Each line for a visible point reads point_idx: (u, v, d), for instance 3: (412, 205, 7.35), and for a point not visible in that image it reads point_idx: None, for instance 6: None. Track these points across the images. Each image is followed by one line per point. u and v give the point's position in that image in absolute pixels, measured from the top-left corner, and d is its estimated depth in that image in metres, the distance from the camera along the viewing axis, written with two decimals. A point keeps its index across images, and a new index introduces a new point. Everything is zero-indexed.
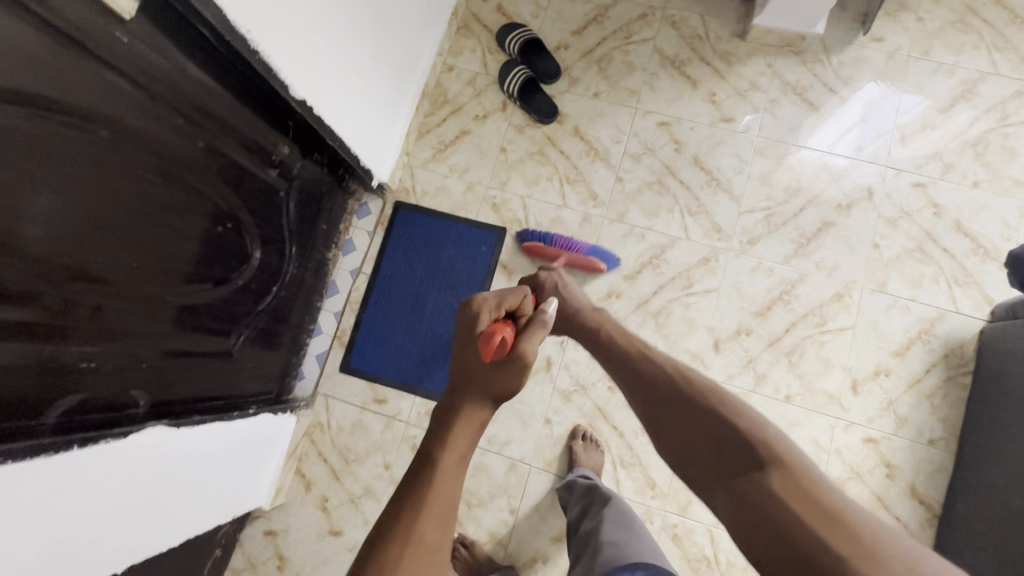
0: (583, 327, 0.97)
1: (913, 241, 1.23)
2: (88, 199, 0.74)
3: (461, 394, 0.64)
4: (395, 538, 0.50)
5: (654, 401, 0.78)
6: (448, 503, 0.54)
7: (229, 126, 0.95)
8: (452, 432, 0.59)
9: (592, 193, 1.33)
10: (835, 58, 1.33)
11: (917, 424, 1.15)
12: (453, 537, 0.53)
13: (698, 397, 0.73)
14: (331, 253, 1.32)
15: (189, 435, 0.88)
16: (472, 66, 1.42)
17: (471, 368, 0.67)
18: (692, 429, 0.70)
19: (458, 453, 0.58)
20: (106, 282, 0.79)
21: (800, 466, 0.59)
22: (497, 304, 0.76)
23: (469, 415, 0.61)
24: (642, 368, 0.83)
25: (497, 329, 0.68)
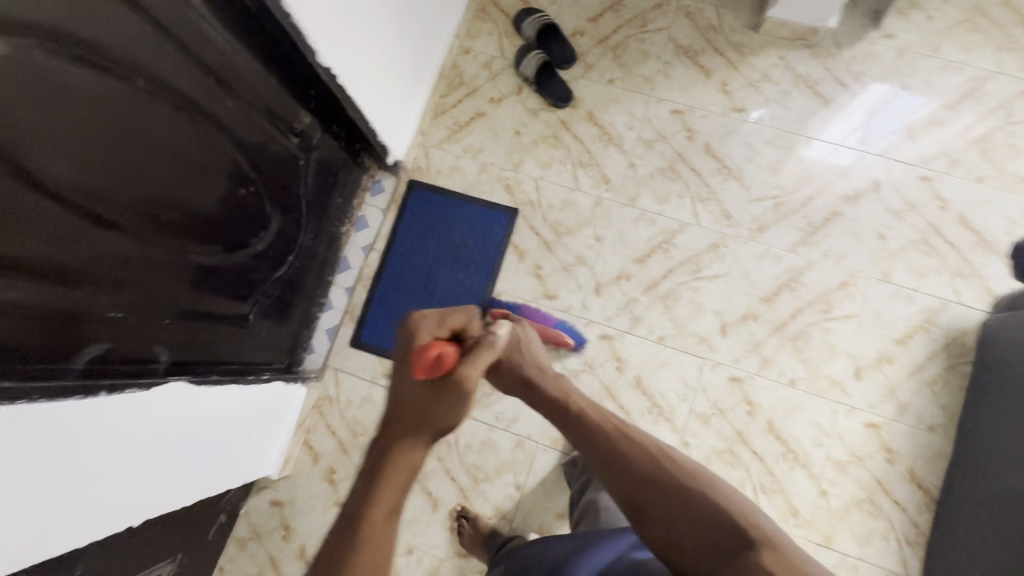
0: (543, 394, 0.84)
1: (918, 232, 1.25)
2: (117, 152, 0.76)
3: (391, 432, 0.58)
4: None
5: (633, 481, 0.68)
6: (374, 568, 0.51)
7: (254, 93, 0.96)
8: (376, 488, 0.55)
9: (604, 177, 1.34)
10: (846, 52, 1.35)
11: (918, 411, 1.18)
12: None
13: (683, 478, 0.67)
14: (344, 228, 1.33)
15: (206, 395, 0.90)
16: (488, 49, 1.44)
17: (404, 400, 0.61)
18: (679, 513, 0.64)
19: (386, 508, 0.54)
20: (133, 234, 0.80)
21: (788, 546, 0.59)
22: (438, 320, 0.71)
23: (400, 457, 0.57)
24: (613, 444, 0.73)
25: (434, 347, 0.64)
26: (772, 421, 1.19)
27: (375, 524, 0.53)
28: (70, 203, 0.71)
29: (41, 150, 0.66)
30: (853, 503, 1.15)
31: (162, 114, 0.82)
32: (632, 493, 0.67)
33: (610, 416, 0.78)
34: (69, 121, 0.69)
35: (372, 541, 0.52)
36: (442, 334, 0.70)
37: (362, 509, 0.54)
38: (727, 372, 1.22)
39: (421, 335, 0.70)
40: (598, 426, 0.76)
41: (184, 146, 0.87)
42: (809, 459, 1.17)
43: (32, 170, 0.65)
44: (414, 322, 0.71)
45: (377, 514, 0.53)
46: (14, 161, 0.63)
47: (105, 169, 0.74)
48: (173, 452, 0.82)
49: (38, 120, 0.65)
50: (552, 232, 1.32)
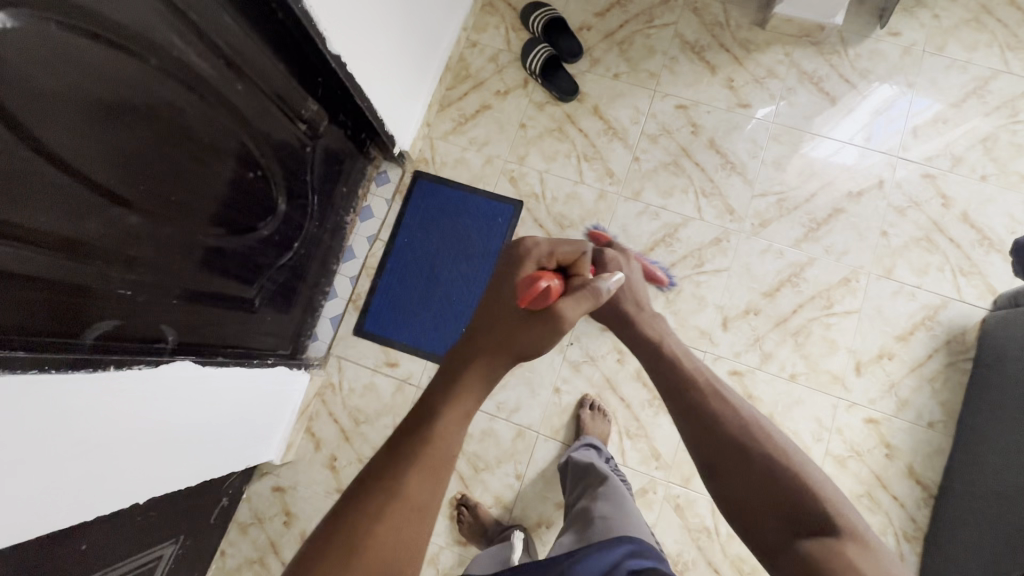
0: (643, 342, 0.87)
1: (921, 230, 1.26)
2: (127, 128, 0.77)
3: (474, 345, 0.60)
4: (384, 486, 0.50)
5: (714, 437, 0.70)
6: (446, 456, 0.53)
7: (264, 79, 0.98)
8: (458, 386, 0.57)
9: (608, 171, 1.35)
10: (851, 50, 1.36)
11: (918, 407, 1.18)
12: (445, 493, 0.51)
13: (769, 449, 0.66)
14: (349, 217, 1.34)
15: (212, 376, 0.91)
16: (495, 43, 1.45)
17: (500, 316, 0.63)
18: (758, 480, 0.65)
19: (463, 407, 0.55)
20: (141, 211, 0.81)
21: (875, 543, 0.58)
22: (549, 253, 0.68)
23: (480, 366, 0.58)
24: (705, 400, 0.74)
25: (543, 277, 0.63)
26: (772, 414, 1.20)
27: (446, 422, 0.54)
28: (81, 176, 0.72)
29: (54, 126, 0.67)
30: (852, 498, 1.15)
31: (175, 92, 0.83)
32: (711, 448, 0.69)
33: (705, 373, 0.79)
34: (84, 93, 0.70)
35: (440, 437, 0.53)
36: (549, 266, 0.69)
37: (437, 409, 0.55)
38: (728, 366, 1.23)
39: (529, 260, 0.67)
40: (690, 379, 0.77)
41: (195, 127, 0.88)
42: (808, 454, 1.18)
43: (46, 143, 0.66)
44: (525, 247, 0.69)
45: (449, 414, 0.54)
46: (26, 133, 0.64)
47: (116, 145, 0.75)
48: (177, 429, 0.83)
49: (54, 93, 0.66)
50: (556, 225, 1.33)
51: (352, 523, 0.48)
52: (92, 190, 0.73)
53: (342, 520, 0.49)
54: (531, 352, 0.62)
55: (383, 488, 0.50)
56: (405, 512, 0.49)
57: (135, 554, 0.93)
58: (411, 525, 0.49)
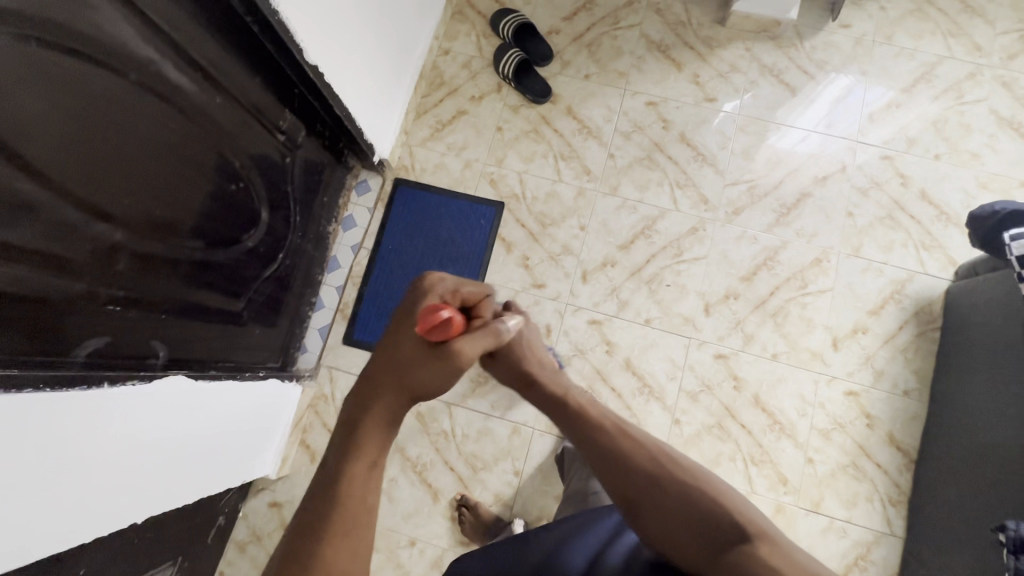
0: (542, 394, 0.82)
1: (883, 209, 1.32)
2: (111, 147, 0.77)
3: (373, 390, 0.59)
4: (296, 562, 0.48)
5: (627, 477, 0.69)
6: (357, 517, 0.52)
7: (243, 92, 0.98)
8: (357, 439, 0.56)
9: (585, 168, 1.39)
10: (807, 43, 1.43)
11: (893, 376, 1.24)
12: (365, 553, 0.51)
13: (679, 474, 0.68)
14: (331, 227, 1.35)
15: (206, 389, 0.92)
16: (467, 50, 1.48)
17: (396, 354, 0.62)
18: (673, 509, 0.65)
19: (368, 459, 0.55)
20: (126, 228, 0.81)
21: (784, 542, 0.60)
22: (453, 290, 0.68)
23: (381, 415, 0.58)
24: (615, 440, 0.73)
25: (447, 309, 0.62)
26: (758, 394, 1.24)
27: (352, 484, 0.53)
28: (65, 193, 0.71)
29: (38, 142, 0.67)
30: (838, 469, 1.20)
31: (156, 109, 0.83)
32: (627, 490, 0.68)
33: (607, 410, 0.77)
34: (64, 112, 0.70)
35: (349, 501, 0.52)
36: (453, 301, 0.69)
37: (341, 469, 0.54)
38: (713, 350, 1.27)
39: (430, 296, 0.67)
40: (593, 418, 0.76)
41: (177, 142, 0.88)
42: (795, 429, 1.22)
43: (28, 157, 0.66)
44: (430, 281, 0.69)
45: (353, 474, 0.54)
46: (8, 149, 0.63)
47: (98, 164, 0.75)
48: (173, 447, 0.83)
49: (34, 108, 0.66)
50: (538, 224, 1.36)
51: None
52: (76, 206, 0.73)
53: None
54: (429, 392, 0.61)
55: (298, 566, 0.48)
56: None
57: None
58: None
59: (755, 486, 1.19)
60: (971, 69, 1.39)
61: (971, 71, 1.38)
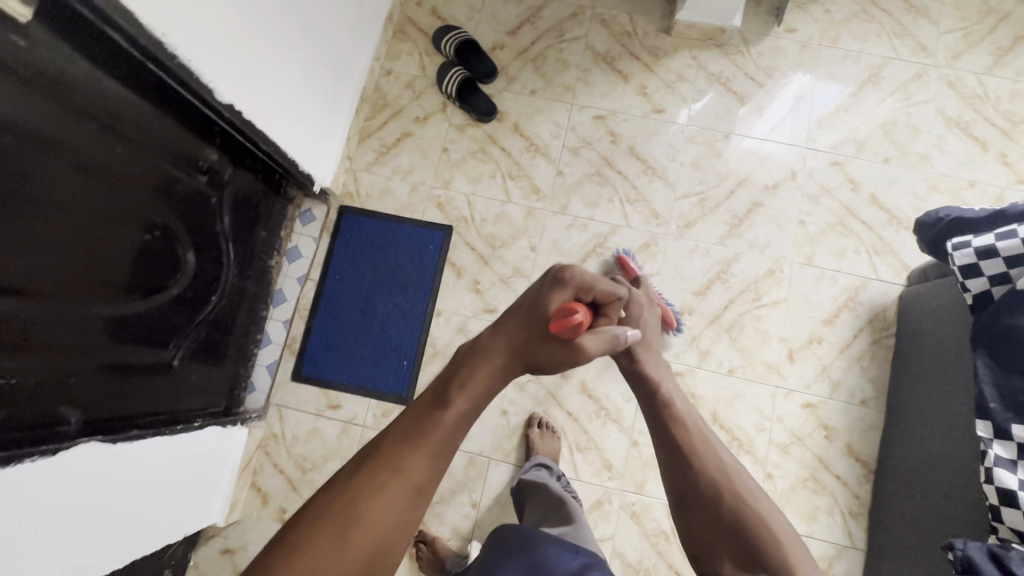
0: (640, 378, 0.89)
1: (834, 216, 1.31)
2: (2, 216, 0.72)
3: (496, 339, 0.65)
4: (385, 464, 0.54)
5: (695, 480, 0.74)
6: (443, 443, 0.57)
7: (151, 136, 0.93)
8: (469, 377, 0.61)
9: (534, 187, 1.36)
10: (753, 49, 1.41)
11: (850, 386, 1.23)
12: (441, 476, 0.56)
13: (743, 497, 0.70)
14: (274, 260, 1.31)
15: (127, 451, 0.86)
16: (410, 69, 1.44)
17: (534, 329, 0.67)
18: (722, 522, 0.69)
19: (472, 402, 0.59)
20: (30, 292, 0.77)
21: None
22: (588, 287, 0.71)
23: (493, 369, 0.63)
24: (692, 444, 0.77)
25: (577, 312, 0.65)
26: (715, 411, 1.22)
27: (452, 414, 0.58)
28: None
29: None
30: (798, 483, 1.18)
31: (49, 169, 0.78)
32: (685, 488, 0.74)
33: (700, 422, 0.81)
34: None
35: (445, 428, 0.57)
36: (585, 297, 0.72)
37: (447, 397, 0.59)
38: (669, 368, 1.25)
39: (568, 289, 0.70)
40: (679, 421, 0.81)
41: (74, 200, 0.82)
42: (753, 445, 1.20)
43: None
44: (571, 271, 0.71)
45: (456, 408, 0.58)
46: None
47: None
48: (82, 519, 0.76)
49: None
50: (488, 246, 1.33)
51: (347, 496, 0.52)
52: None
53: (341, 490, 0.53)
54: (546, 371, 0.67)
55: (387, 466, 0.54)
56: (404, 489, 0.53)
57: None
58: (410, 503, 0.53)
59: None
60: (918, 69, 1.38)
61: (918, 71, 1.37)
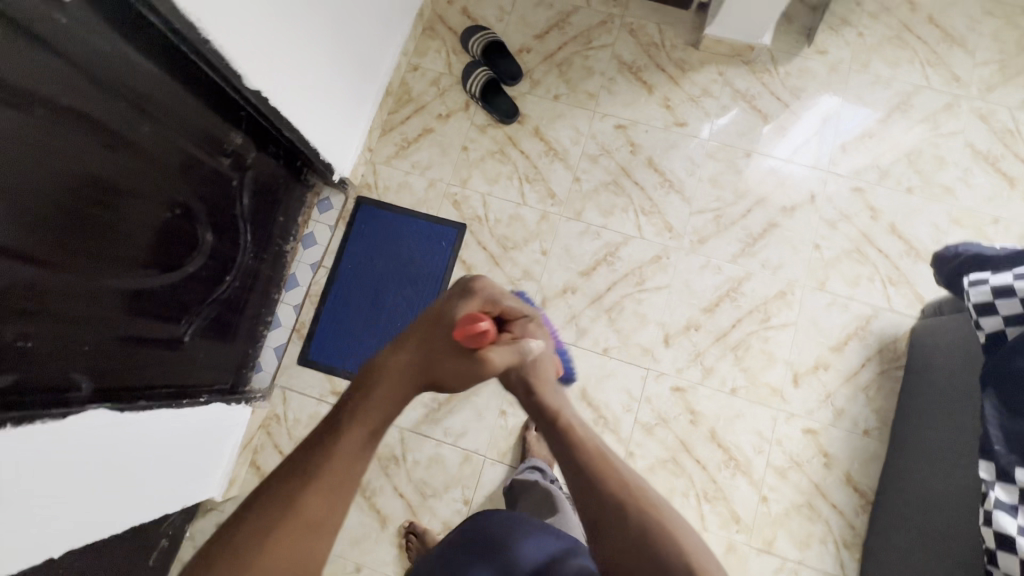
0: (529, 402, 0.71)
1: (851, 241, 1.30)
2: (35, 190, 0.73)
3: (395, 356, 0.63)
4: (279, 497, 0.49)
5: (602, 506, 0.60)
6: (347, 472, 0.52)
7: (177, 117, 0.95)
8: (369, 400, 0.57)
9: (550, 192, 1.36)
10: (781, 68, 1.40)
11: (853, 415, 1.21)
12: (346, 508, 0.50)
13: (649, 516, 0.58)
14: (290, 245, 1.33)
15: (134, 420, 0.89)
16: (436, 66, 1.45)
17: (437, 343, 0.65)
18: (631, 552, 0.57)
19: (372, 425, 0.55)
20: (56, 264, 0.78)
21: None
22: (495, 299, 0.73)
23: (393, 388, 0.59)
24: (593, 464, 0.63)
25: (485, 324, 0.67)
26: (714, 429, 1.22)
27: (353, 440, 0.53)
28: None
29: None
30: (792, 508, 1.17)
31: (80, 144, 0.79)
32: (591, 510, 0.60)
33: (593, 436, 0.67)
34: None
35: (347, 452, 0.53)
36: (492, 312, 0.73)
37: (348, 420, 0.55)
38: (671, 383, 1.24)
39: (474, 300, 0.72)
40: (576, 438, 0.66)
41: (104, 174, 0.83)
42: (750, 467, 1.20)
43: None
44: (478, 285, 0.74)
45: (359, 429, 0.54)
46: None
47: (23, 207, 0.72)
48: (85, 486, 0.78)
49: None
50: (499, 247, 1.34)
51: (237, 547, 0.47)
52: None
53: (237, 533, 0.47)
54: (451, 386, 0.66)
55: (282, 497, 0.49)
56: (299, 524, 0.48)
57: None
58: (309, 535, 0.48)
59: (707, 523, 1.17)
60: (948, 100, 1.35)
61: (948, 102, 1.35)
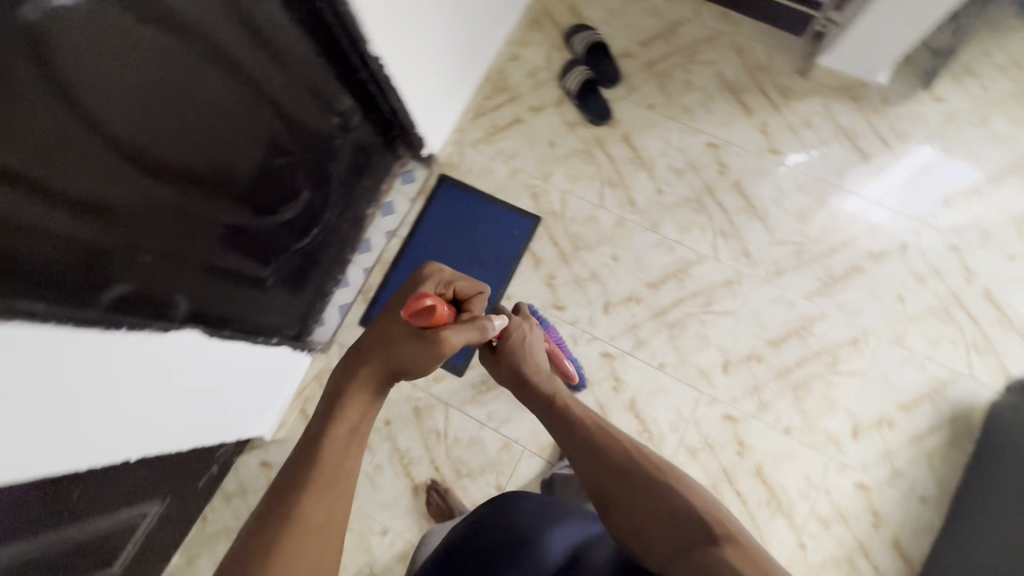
0: (534, 391, 0.96)
1: (939, 300, 1.24)
2: (180, 118, 0.75)
3: (359, 362, 0.70)
4: (278, 516, 0.59)
5: (607, 477, 0.79)
6: (331, 476, 0.63)
7: (304, 70, 0.97)
8: (337, 409, 0.66)
9: (629, 199, 1.36)
10: (892, 109, 1.35)
11: (912, 479, 1.16)
12: (339, 509, 0.62)
13: (647, 468, 0.78)
14: (370, 211, 1.37)
15: (217, 346, 0.95)
16: (536, 59, 1.47)
17: (390, 333, 0.72)
18: (638, 505, 0.74)
19: (349, 424, 0.66)
20: (184, 190, 0.81)
21: (745, 537, 0.67)
22: (447, 281, 0.79)
23: (362, 387, 0.68)
24: (596, 437, 0.84)
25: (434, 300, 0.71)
26: (761, 464, 1.19)
27: (333, 446, 0.64)
28: (104, 124, 0.64)
29: (84, 73, 0.59)
30: (831, 561, 1.13)
31: (223, 82, 0.81)
32: (599, 483, 0.79)
33: (591, 414, 0.90)
34: (142, 82, 0.67)
35: (329, 464, 0.63)
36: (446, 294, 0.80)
37: (325, 427, 0.65)
38: (723, 410, 1.22)
39: (428, 283, 0.78)
40: (579, 421, 0.88)
41: (236, 113, 0.86)
42: (792, 510, 1.16)
43: (104, 121, 0.64)
44: (427, 272, 0.80)
45: (338, 428, 0.65)
46: (90, 117, 0.62)
47: (168, 132, 0.74)
48: (161, 397, 0.82)
49: (116, 78, 0.64)
50: (571, 245, 1.34)
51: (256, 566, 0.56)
52: (141, 169, 0.72)
53: (246, 550, 0.58)
54: (411, 370, 0.71)
55: (279, 515, 0.59)
56: (302, 531, 0.59)
57: (133, 503, 0.98)
58: (318, 539, 0.59)
59: None
60: None
61: None
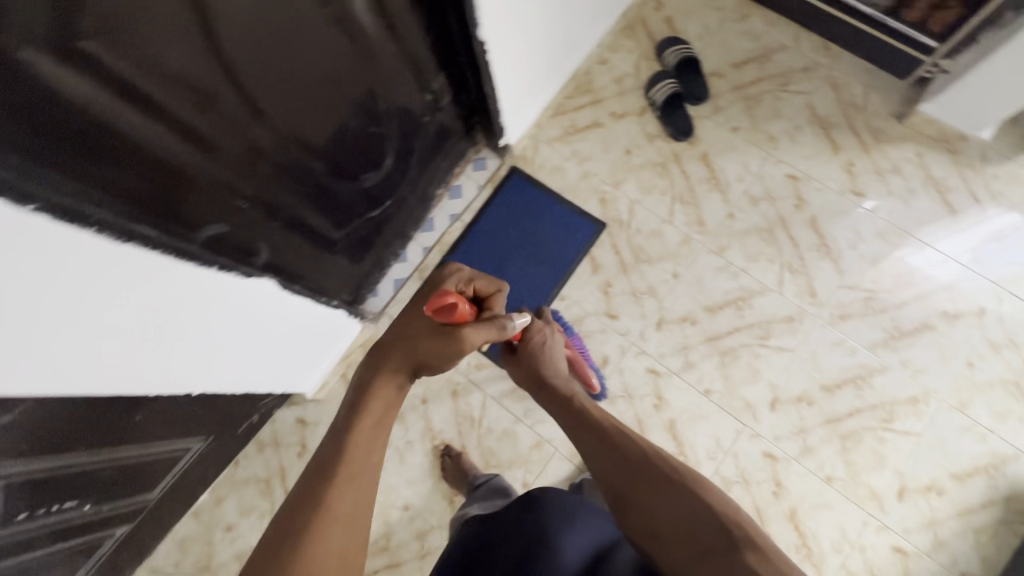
0: (554, 391, 0.95)
1: (1010, 372, 1.18)
2: (297, 72, 0.76)
3: (381, 355, 0.73)
4: (307, 505, 0.60)
5: (620, 479, 0.77)
6: (355, 468, 0.63)
7: (413, 44, 0.96)
8: (365, 397, 0.69)
9: (699, 219, 1.34)
10: (989, 168, 1.29)
11: (955, 552, 1.11)
12: (364, 502, 0.62)
13: (664, 469, 0.76)
14: (439, 192, 1.39)
15: (284, 300, 0.97)
16: (624, 65, 1.46)
17: (413, 327, 0.75)
18: (653, 508, 0.72)
19: (374, 415, 0.68)
20: (286, 143, 0.82)
21: (768, 545, 0.65)
22: (467, 278, 0.81)
23: (387, 377, 0.71)
24: (614, 438, 0.82)
25: (454, 299, 0.73)
26: (796, 509, 1.15)
27: (357, 439, 0.65)
28: (223, 62, 0.64)
29: (224, 12, 0.60)
30: None
31: (341, 43, 0.81)
32: (613, 483, 0.77)
33: (610, 417, 0.88)
34: (271, 32, 0.68)
35: (353, 455, 0.64)
36: (466, 291, 0.81)
37: (354, 417, 0.67)
38: (764, 447, 1.19)
39: (450, 279, 0.80)
40: (596, 423, 0.86)
41: (347, 76, 0.86)
42: (822, 561, 1.12)
43: (231, 63, 0.65)
44: (450, 269, 0.82)
45: (364, 419, 0.67)
46: (219, 57, 0.63)
47: (283, 84, 0.75)
48: (224, 338, 0.85)
49: (249, 23, 0.64)
50: (632, 256, 1.33)
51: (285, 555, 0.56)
52: (253, 115, 0.73)
53: (272, 540, 0.58)
54: (433, 365, 0.74)
55: (309, 504, 0.60)
56: (328, 520, 0.59)
57: (182, 437, 1.01)
58: (346, 529, 0.59)
59: None
60: None
61: None
